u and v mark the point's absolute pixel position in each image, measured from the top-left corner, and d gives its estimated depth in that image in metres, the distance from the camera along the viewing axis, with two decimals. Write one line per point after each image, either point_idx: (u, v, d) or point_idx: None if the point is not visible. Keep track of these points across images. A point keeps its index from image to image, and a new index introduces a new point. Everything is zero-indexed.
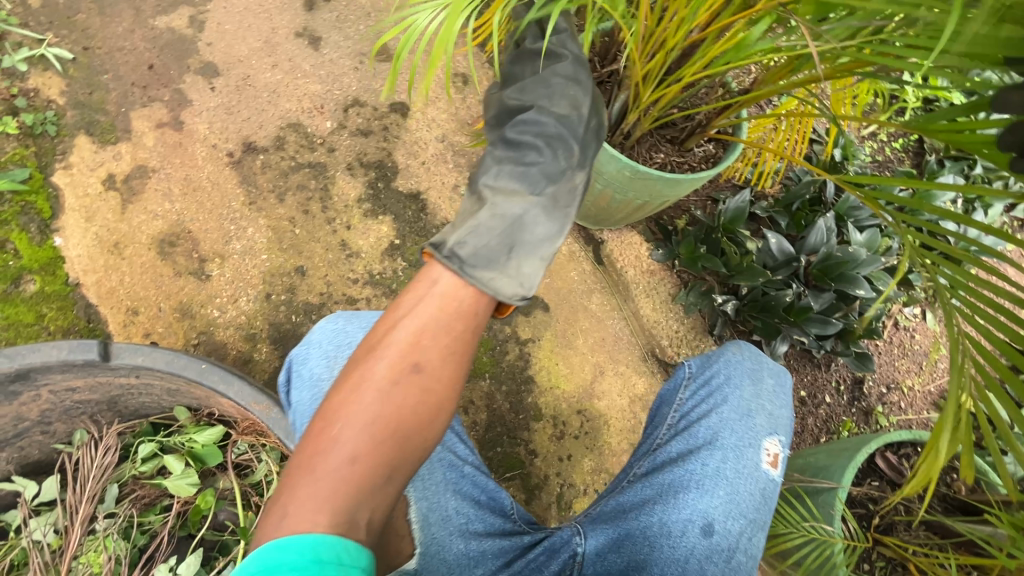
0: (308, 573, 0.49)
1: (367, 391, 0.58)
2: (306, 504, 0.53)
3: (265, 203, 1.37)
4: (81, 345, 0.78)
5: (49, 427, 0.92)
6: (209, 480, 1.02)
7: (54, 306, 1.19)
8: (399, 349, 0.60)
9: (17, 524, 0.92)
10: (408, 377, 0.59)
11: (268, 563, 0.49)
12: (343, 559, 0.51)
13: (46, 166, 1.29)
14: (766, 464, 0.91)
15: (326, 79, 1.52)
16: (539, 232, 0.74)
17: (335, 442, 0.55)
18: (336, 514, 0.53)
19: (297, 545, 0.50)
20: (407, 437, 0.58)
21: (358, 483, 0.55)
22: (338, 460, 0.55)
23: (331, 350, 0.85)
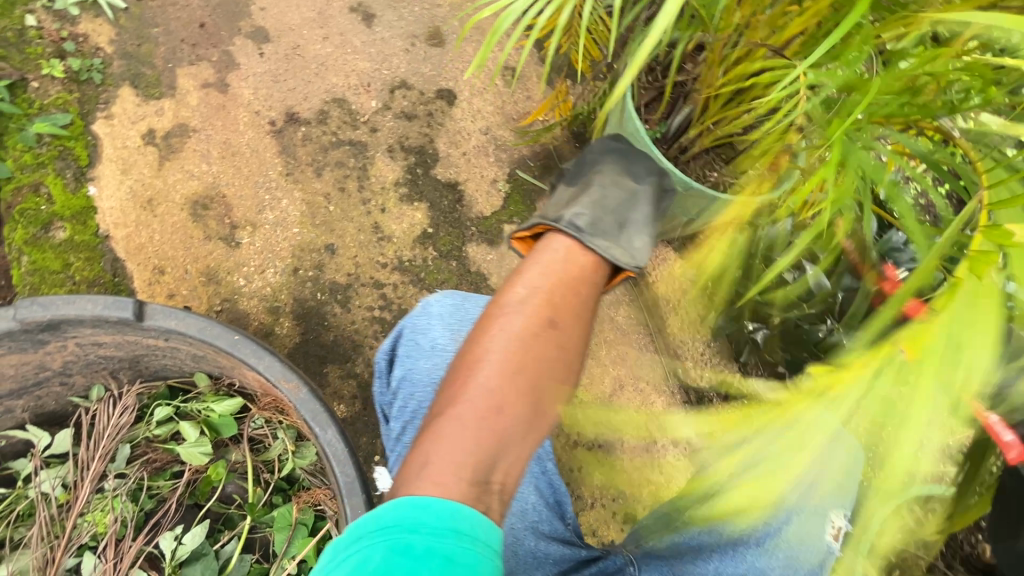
0: (446, 539, 0.49)
1: (507, 342, 0.62)
2: (450, 450, 0.55)
3: (302, 175, 1.35)
4: (116, 303, 0.76)
5: (69, 379, 0.90)
6: (221, 451, 1.00)
7: (82, 257, 1.18)
8: (520, 313, 0.65)
9: (27, 474, 0.90)
10: (540, 337, 0.63)
11: (408, 520, 0.50)
12: (477, 534, 0.51)
13: (88, 114, 1.27)
14: (831, 536, 0.83)
15: (375, 58, 1.49)
16: (636, 217, 0.95)
17: (480, 390, 0.58)
18: (478, 466, 0.55)
19: (436, 508, 0.51)
20: (543, 394, 0.60)
21: (499, 436, 0.57)
22: (483, 409, 0.57)
23: (456, 323, 0.91)
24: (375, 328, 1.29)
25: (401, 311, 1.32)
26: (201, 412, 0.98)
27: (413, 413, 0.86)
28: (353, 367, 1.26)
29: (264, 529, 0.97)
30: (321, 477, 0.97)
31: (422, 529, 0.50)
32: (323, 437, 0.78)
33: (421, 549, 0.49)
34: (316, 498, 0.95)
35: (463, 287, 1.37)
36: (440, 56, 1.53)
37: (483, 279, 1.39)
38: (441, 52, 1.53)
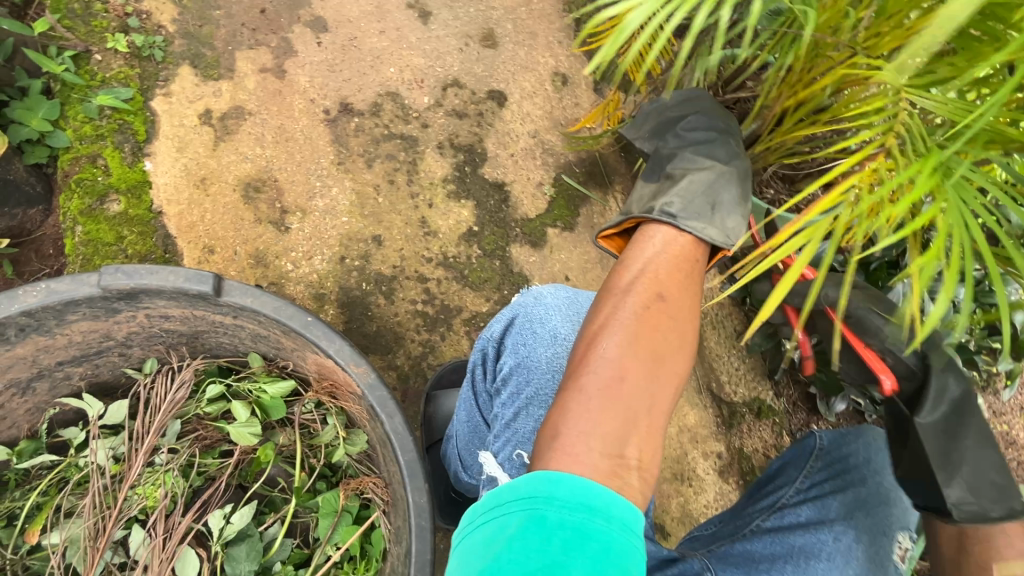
0: (581, 513, 0.50)
1: (621, 317, 0.63)
2: (581, 418, 0.56)
3: (353, 165, 1.36)
4: (197, 276, 0.75)
5: (128, 350, 0.90)
6: (268, 433, 1.00)
7: (135, 231, 1.18)
8: (638, 295, 0.66)
9: (79, 443, 0.90)
10: (660, 315, 0.64)
11: (541, 492, 0.51)
12: (613, 512, 0.51)
13: (148, 90, 1.28)
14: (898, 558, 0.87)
15: (430, 54, 1.50)
16: (731, 195, 0.86)
17: (602, 360, 0.59)
18: (609, 437, 0.55)
19: (570, 483, 0.52)
20: (666, 372, 0.61)
21: (632, 410, 0.57)
22: (607, 378, 0.58)
23: (573, 315, 0.96)
24: (417, 321, 1.29)
25: (444, 307, 1.32)
26: (253, 393, 0.97)
27: (524, 399, 0.87)
28: (394, 360, 1.26)
29: (308, 514, 0.96)
30: (368, 466, 0.96)
31: (554, 501, 0.51)
32: (390, 424, 0.78)
33: (554, 523, 0.50)
34: (363, 486, 0.94)
35: (505, 287, 1.37)
36: (493, 58, 1.54)
37: (525, 281, 1.39)
38: (495, 54, 1.54)
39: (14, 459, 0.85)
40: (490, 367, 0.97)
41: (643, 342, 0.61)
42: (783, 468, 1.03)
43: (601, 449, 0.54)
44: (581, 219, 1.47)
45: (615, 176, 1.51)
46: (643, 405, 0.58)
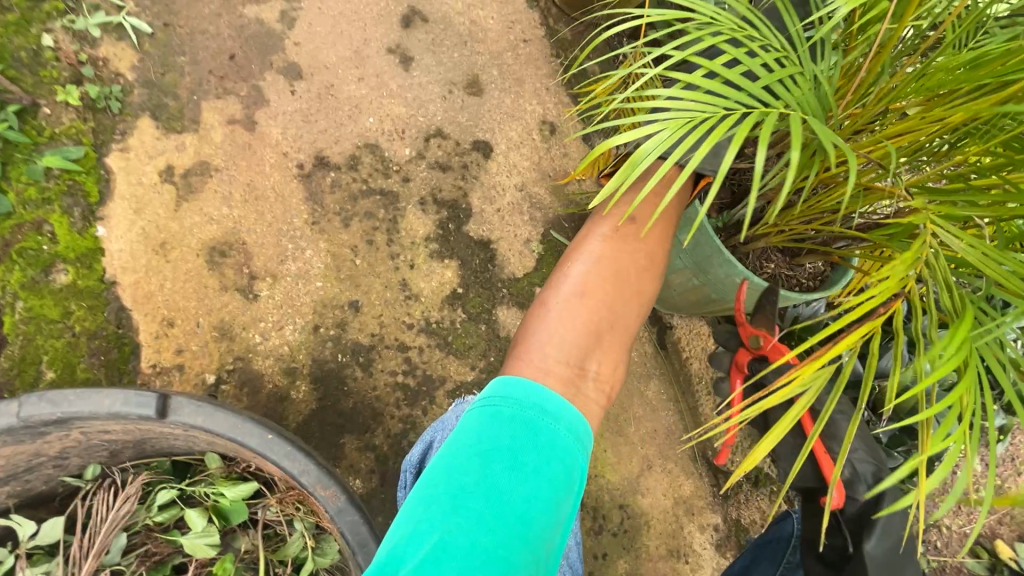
0: (533, 409, 0.71)
1: (591, 246, 0.84)
2: (545, 334, 0.79)
3: (328, 225, 1.27)
4: (137, 398, 0.67)
5: (64, 461, 0.79)
6: (229, 541, 0.90)
7: (84, 305, 1.08)
8: (615, 240, 0.84)
9: (7, 567, 0.79)
10: (625, 253, 0.84)
11: (502, 390, 0.73)
12: (562, 416, 0.72)
13: (103, 145, 1.18)
14: None
15: (411, 103, 1.42)
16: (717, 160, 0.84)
17: (569, 285, 0.81)
18: (566, 354, 0.78)
19: (525, 388, 0.73)
20: (622, 300, 0.82)
21: (595, 326, 0.80)
22: (570, 296, 0.81)
23: None
24: (397, 395, 1.21)
25: (426, 378, 1.24)
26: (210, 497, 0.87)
27: None
28: (372, 438, 1.18)
29: None
30: None
31: (511, 403, 0.72)
32: (364, 556, 0.70)
33: (507, 417, 0.70)
34: None
35: (491, 354, 1.29)
36: (478, 106, 1.47)
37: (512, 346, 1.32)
38: (480, 102, 1.47)
39: None
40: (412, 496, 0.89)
41: (611, 276, 0.82)
42: (758, 557, 1.06)
43: (565, 355, 0.78)
44: None
45: None
46: (605, 321, 0.81)
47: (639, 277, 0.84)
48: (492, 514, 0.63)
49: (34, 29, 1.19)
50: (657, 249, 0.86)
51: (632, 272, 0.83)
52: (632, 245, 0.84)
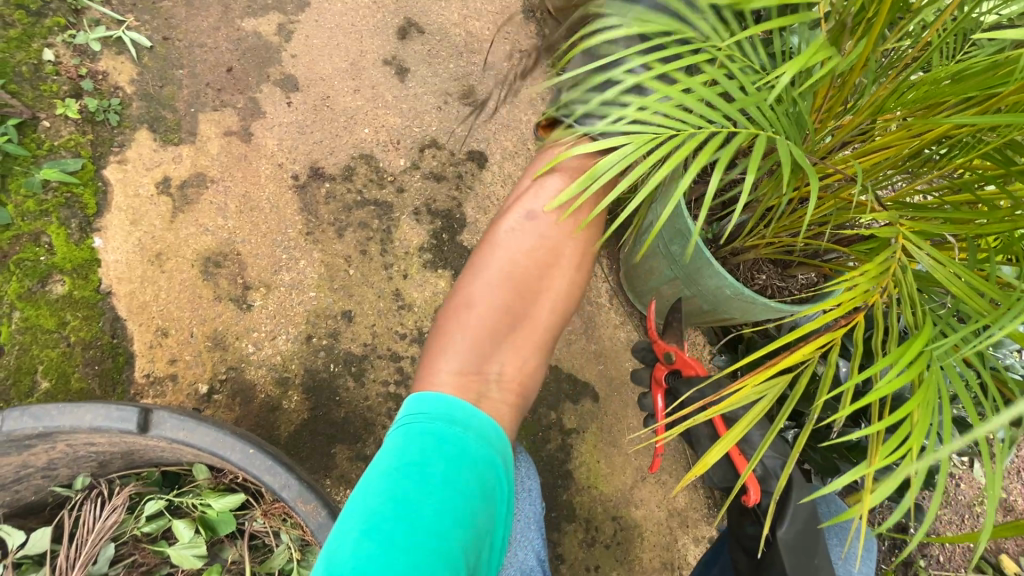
0: (442, 419, 0.72)
1: (495, 246, 0.83)
2: (454, 346, 0.79)
3: (322, 235, 1.28)
4: (120, 411, 0.67)
5: (52, 472, 0.80)
6: (216, 551, 0.90)
7: (80, 315, 1.09)
8: (511, 241, 0.82)
9: None
10: (526, 255, 0.82)
11: (414, 404, 0.75)
12: (472, 423, 0.73)
13: (101, 157, 1.20)
14: None
15: (407, 114, 1.43)
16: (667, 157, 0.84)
17: (473, 291, 0.81)
18: (473, 362, 0.78)
19: (434, 401, 0.74)
20: (528, 300, 0.81)
21: (495, 330, 0.80)
22: (474, 302, 0.80)
23: None
24: (389, 405, 1.21)
25: None
26: (198, 508, 0.88)
27: None
28: (363, 449, 1.18)
29: None
30: None
31: (419, 417, 0.73)
32: None
33: (417, 432, 0.71)
34: None
35: None
36: (472, 116, 1.48)
37: None
38: (475, 112, 1.48)
39: None
40: None
41: (507, 279, 0.81)
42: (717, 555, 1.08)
43: (465, 364, 0.78)
44: None
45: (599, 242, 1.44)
46: (508, 322, 0.81)
47: (541, 275, 0.82)
48: (404, 529, 0.63)
49: (35, 44, 1.21)
50: (562, 244, 0.83)
51: (532, 271, 0.82)
52: (530, 242, 0.82)
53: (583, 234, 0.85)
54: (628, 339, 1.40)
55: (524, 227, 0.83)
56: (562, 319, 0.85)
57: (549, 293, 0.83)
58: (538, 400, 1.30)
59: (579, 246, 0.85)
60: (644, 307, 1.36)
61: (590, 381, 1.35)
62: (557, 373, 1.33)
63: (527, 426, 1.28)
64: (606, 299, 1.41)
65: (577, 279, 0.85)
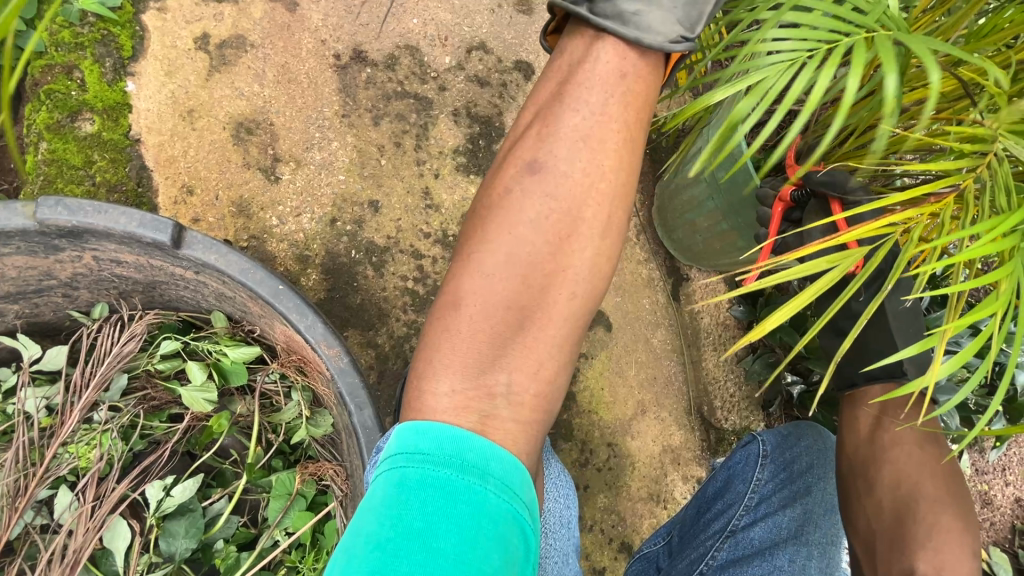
0: (450, 453, 0.53)
1: (500, 207, 0.59)
2: (448, 355, 0.56)
3: (358, 120, 1.24)
4: (154, 222, 0.66)
5: (73, 292, 0.80)
6: (225, 401, 0.90)
7: (107, 157, 1.07)
8: (512, 206, 0.59)
9: (8, 386, 0.81)
10: (532, 220, 0.58)
11: (409, 444, 0.54)
12: (490, 470, 0.53)
13: (141, 2, 1.14)
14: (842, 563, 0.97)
15: (458, 11, 1.35)
16: None
17: (469, 280, 0.57)
18: (476, 369, 0.55)
19: (436, 434, 0.54)
20: (550, 286, 0.57)
21: (497, 333, 0.56)
22: (476, 287, 0.57)
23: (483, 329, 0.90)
24: (405, 300, 1.21)
25: (435, 288, 1.23)
26: (212, 355, 0.86)
27: None
28: (374, 337, 1.18)
29: (259, 493, 0.87)
30: (331, 450, 0.87)
31: (417, 459, 0.53)
32: (358, 417, 0.70)
33: (414, 481, 0.51)
34: (322, 472, 0.85)
35: None
36: (525, 25, 1.39)
37: None
38: (529, 21, 1.39)
39: None
40: None
41: (511, 260, 0.57)
42: (724, 487, 1.06)
43: (463, 378, 0.55)
44: None
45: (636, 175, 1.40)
46: (515, 323, 0.56)
47: (554, 247, 0.58)
48: None
49: None
50: (581, 202, 0.59)
51: (541, 247, 0.58)
52: (536, 204, 0.59)
53: (606, 186, 0.61)
54: (649, 276, 1.38)
55: (528, 183, 0.59)
56: (589, 305, 0.60)
57: (565, 275, 0.58)
58: None
59: (605, 202, 0.60)
60: (672, 247, 1.35)
61: (606, 311, 1.34)
62: None
63: None
64: (634, 234, 1.39)
65: (605, 247, 0.60)
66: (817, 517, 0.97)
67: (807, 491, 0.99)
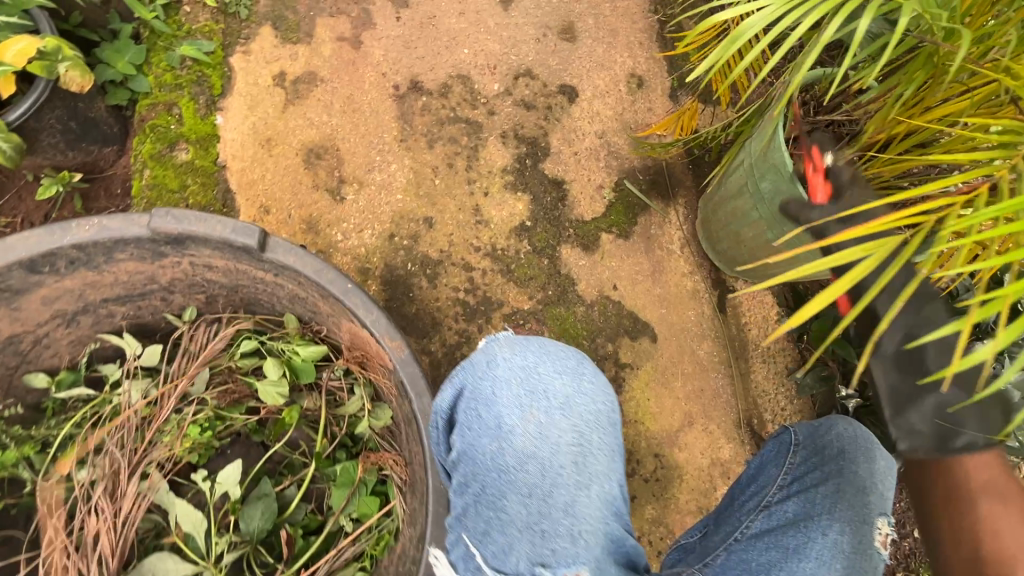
0: None
1: None
2: None
3: (414, 144, 1.34)
4: (243, 228, 0.74)
5: (170, 295, 0.90)
6: (294, 396, 0.98)
7: (198, 182, 1.21)
8: None
9: (114, 380, 0.91)
10: None
11: None
12: None
13: (229, 46, 1.30)
14: (880, 546, 0.88)
15: (506, 41, 1.45)
16: None
17: None
18: None
19: None
20: None
21: None
22: None
23: (525, 393, 0.76)
24: (456, 310, 1.28)
25: (484, 299, 1.30)
26: (285, 353, 0.95)
27: (531, 438, 0.74)
28: (428, 344, 1.25)
29: (326, 481, 0.96)
30: (390, 441, 0.94)
31: None
32: (418, 404, 0.77)
33: None
34: (383, 461, 0.93)
35: (550, 288, 1.33)
36: (569, 52, 1.48)
37: (571, 284, 1.34)
38: (572, 48, 1.48)
39: (53, 388, 0.87)
40: (484, 419, 0.75)
41: None
42: (761, 468, 1.03)
43: None
44: (637, 229, 1.41)
45: (679, 189, 1.44)
46: None
47: None
48: None
49: None
50: None
51: None
52: None
53: None
54: (694, 288, 1.40)
55: None
56: None
57: None
58: (598, 330, 1.33)
59: None
60: (715, 257, 1.37)
61: (651, 322, 1.36)
62: (619, 308, 1.35)
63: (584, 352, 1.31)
64: (677, 247, 1.42)
65: None
66: (850, 495, 0.91)
67: (839, 472, 0.93)
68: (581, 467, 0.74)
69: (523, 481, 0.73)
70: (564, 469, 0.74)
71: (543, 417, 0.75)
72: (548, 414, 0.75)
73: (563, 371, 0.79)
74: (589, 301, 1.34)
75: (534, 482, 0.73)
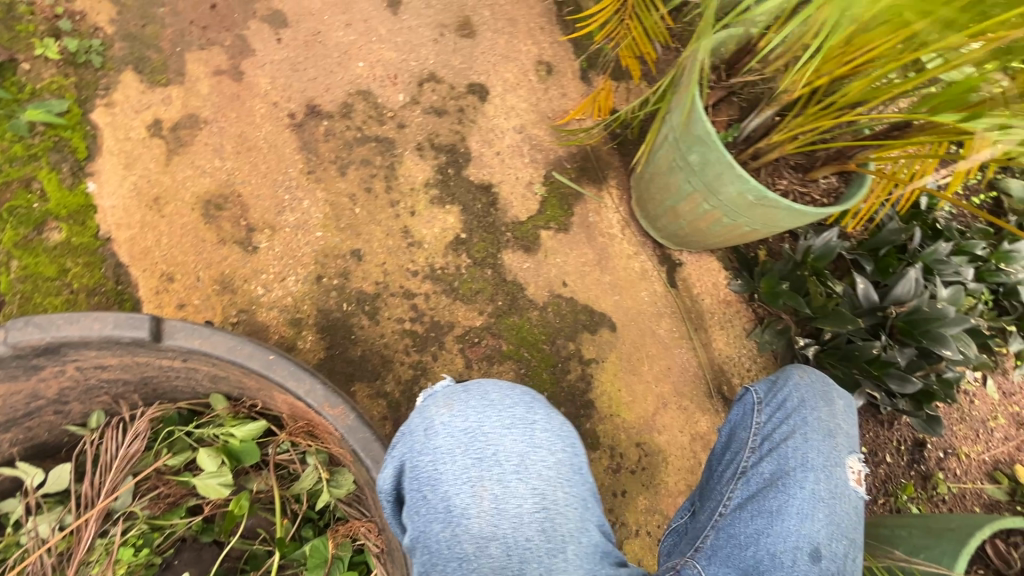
0: None
1: None
2: None
3: (324, 174, 1.23)
4: (130, 320, 0.63)
5: (64, 406, 0.77)
6: (240, 481, 0.88)
7: (81, 261, 1.07)
8: None
9: (17, 517, 0.78)
10: None
11: None
12: None
13: (86, 101, 1.14)
14: (853, 482, 0.92)
15: (402, 47, 1.35)
16: None
17: None
18: None
19: None
20: None
21: None
22: None
23: (473, 463, 0.68)
24: (406, 341, 1.19)
25: (434, 324, 1.22)
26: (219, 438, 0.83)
27: (489, 514, 0.66)
28: (383, 386, 1.17)
29: (296, 568, 0.86)
30: (359, 507, 0.86)
31: None
32: (377, 471, 0.69)
33: None
34: (355, 531, 0.84)
35: (499, 298, 1.27)
36: (470, 48, 1.40)
37: (520, 289, 1.29)
38: (472, 44, 1.40)
39: None
40: (433, 505, 0.67)
41: None
42: (731, 433, 1.01)
43: None
44: (575, 219, 1.37)
45: (608, 172, 1.41)
46: None
47: None
48: None
49: None
50: None
51: None
52: None
53: None
54: (642, 268, 1.38)
55: None
56: None
57: None
58: (557, 332, 1.29)
59: None
60: (657, 232, 1.36)
61: (607, 311, 1.33)
62: (573, 305, 1.31)
63: (547, 357, 1.27)
64: (618, 230, 1.39)
65: None
66: (817, 444, 0.92)
67: (803, 422, 0.94)
68: (550, 533, 0.67)
69: (487, 566, 0.65)
70: (531, 539, 0.66)
71: (499, 489, 0.67)
72: (502, 484, 0.67)
73: (513, 425, 0.71)
74: (542, 303, 1.29)
75: (502, 566, 0.65)
